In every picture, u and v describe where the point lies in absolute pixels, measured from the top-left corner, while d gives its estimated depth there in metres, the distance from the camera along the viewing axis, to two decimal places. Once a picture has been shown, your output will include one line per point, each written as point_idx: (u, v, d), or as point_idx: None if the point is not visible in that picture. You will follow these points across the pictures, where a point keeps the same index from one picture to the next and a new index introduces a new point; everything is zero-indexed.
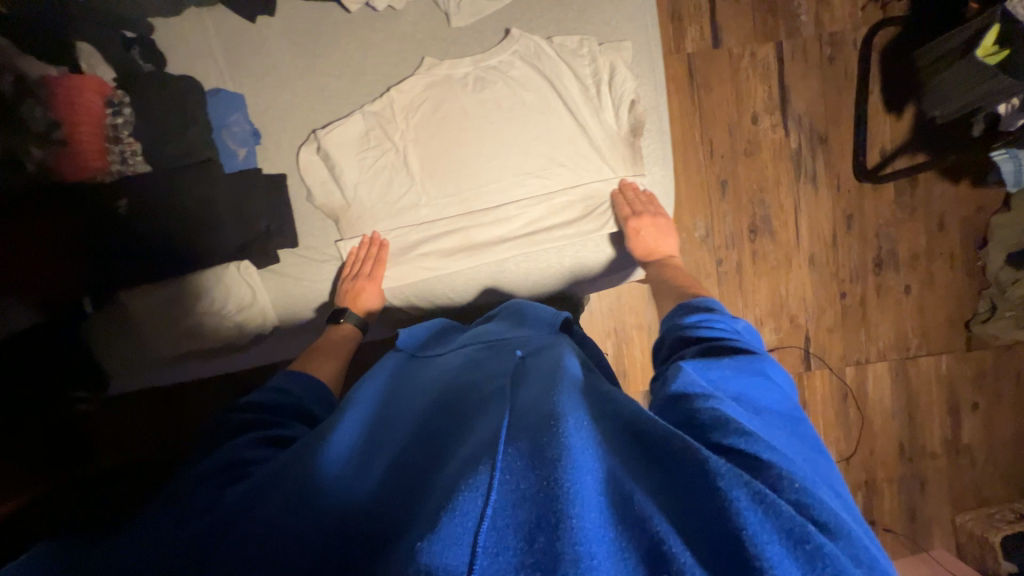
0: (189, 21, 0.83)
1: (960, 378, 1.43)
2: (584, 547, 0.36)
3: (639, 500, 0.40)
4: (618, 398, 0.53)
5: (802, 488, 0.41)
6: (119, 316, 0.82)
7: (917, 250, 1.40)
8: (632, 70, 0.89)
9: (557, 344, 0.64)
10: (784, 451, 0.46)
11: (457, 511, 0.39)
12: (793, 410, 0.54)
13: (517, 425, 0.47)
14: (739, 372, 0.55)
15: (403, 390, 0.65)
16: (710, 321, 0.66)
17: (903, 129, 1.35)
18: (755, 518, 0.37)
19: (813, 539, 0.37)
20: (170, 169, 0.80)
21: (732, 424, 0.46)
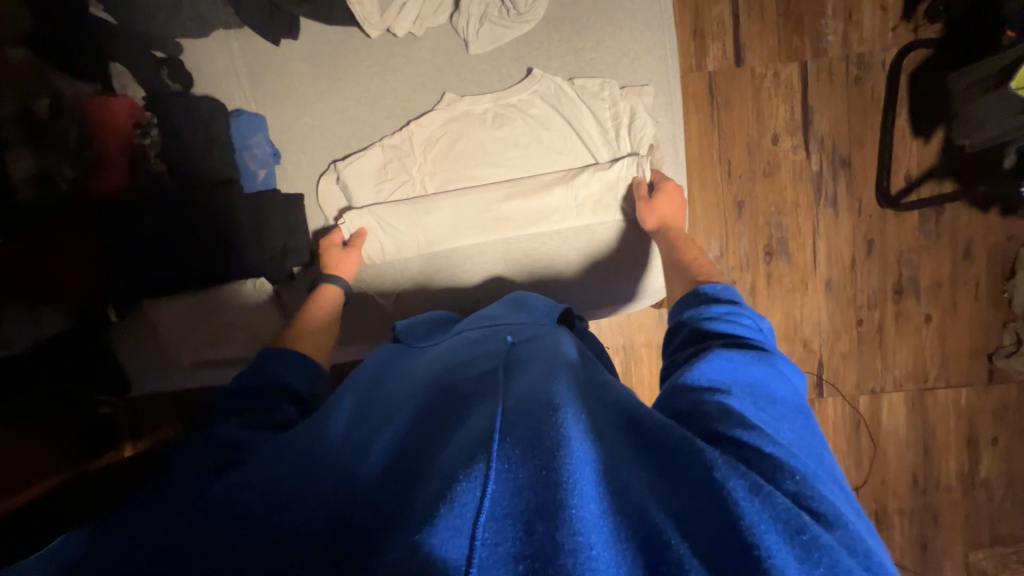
0: (217, 42, 0.86)
1: (980, 412, 1.39)
2: (584, 537, 0.35)
3: (635, 492, 0.40)
4: (615, 394, 0.53)
5: (802, 481, 0.42)
6: (140, 323, 0.88)
7: (940, 278, 1.36)
8: (651, 115, 0.89)
9: (551, 338, 0.64)
10: (789, 446, 0.46)
11: (456, 502, 0.38)
12: (802, 404, 0.54)
13: (514, 413, 0.46)
14: (756, 363, 0.55)
15: (395, 377, 0.65)
16: (733, 314, 0.65)
17: (930, 155, 1.31)
18: (751, 507, 0.39)
19: (809, 530, 0.37)
20: (191, 185, 0.83)
21: (736, 416, 0.47)
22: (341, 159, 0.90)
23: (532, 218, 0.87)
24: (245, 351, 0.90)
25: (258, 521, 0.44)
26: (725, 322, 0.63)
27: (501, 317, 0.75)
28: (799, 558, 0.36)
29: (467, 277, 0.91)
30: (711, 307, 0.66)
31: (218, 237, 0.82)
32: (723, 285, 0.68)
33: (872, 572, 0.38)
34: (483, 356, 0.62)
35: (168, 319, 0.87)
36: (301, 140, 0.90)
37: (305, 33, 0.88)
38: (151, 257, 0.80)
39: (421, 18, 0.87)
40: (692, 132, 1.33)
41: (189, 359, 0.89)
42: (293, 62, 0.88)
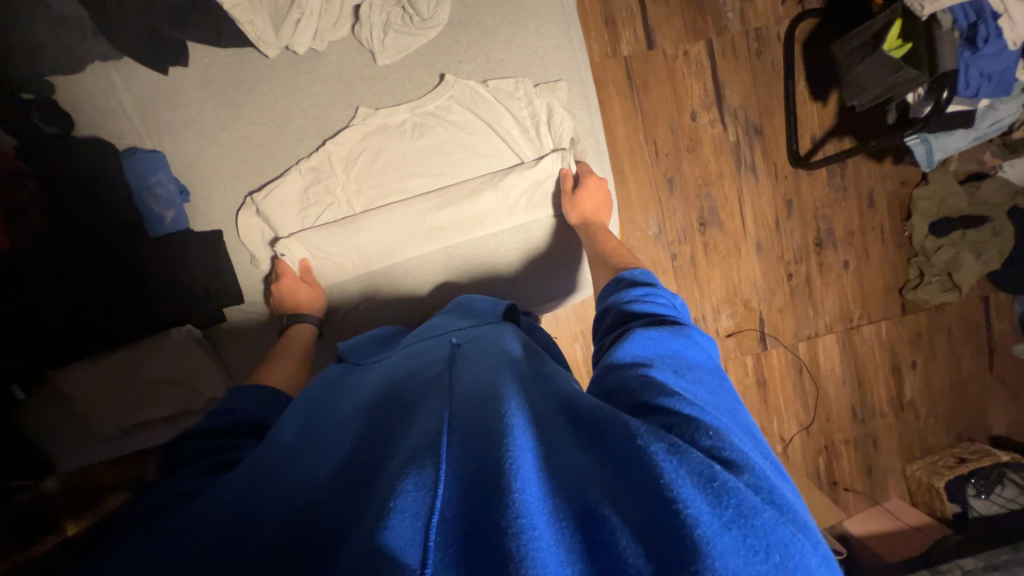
0: (95, 76, 0.80)
1: (899, 341, 1.55)
2: (526, 519, 0.38)
3: (574, 469, 0.44)
4: (554, 381, 0.57)
5: (715, 435, 0.46)
6: (50, 397, 0.79)
7: (851, 227, 1.49)
8: (568, 110, 0.91)
9: (494, 339, 0.67)
10: (705, 405, 0.50)
11: (400, 509, 0.40)
12: (716, 368, 0.58)
13: (458, 417, 0.50)
14: (674, 335, 0.59)
15: (340, 399, 0.65)
16: (651, 295, 0.68)
17: (829, 116, 1.43)
18: (671, 465, 0.42)
19: (719, 477, 0.41)
20: (95, 238, 0.78)
21: (657, 386, 0.51)
22: (257, 190, 0.85)
23: (467, 224, 0.87)
24: (184, 406, 0.84)
25: (197, 555, 0.41)
26: (645, 302, 0.66)
27: (446, 325, 0.77)
28: (711, 504, 0.39)
29: (410, 292, 0.90)
30: (631, 290, 0.69)
31: (147, 294, 0.80)
32: (641, 269, 0.72)
33: (775, 505, 0.42)
34: (428, 364, 0.64)
35: (89, 387, 0.80)
36: (212, 172, 0.85)
37: (194, 59, 0.83)
38: (79, 326, 0.77)
39: (320, 33, 0.84)
40: (617, 117, 1.37)
41: (119, 425, 0.82)
42: (185, 93, 0.84)
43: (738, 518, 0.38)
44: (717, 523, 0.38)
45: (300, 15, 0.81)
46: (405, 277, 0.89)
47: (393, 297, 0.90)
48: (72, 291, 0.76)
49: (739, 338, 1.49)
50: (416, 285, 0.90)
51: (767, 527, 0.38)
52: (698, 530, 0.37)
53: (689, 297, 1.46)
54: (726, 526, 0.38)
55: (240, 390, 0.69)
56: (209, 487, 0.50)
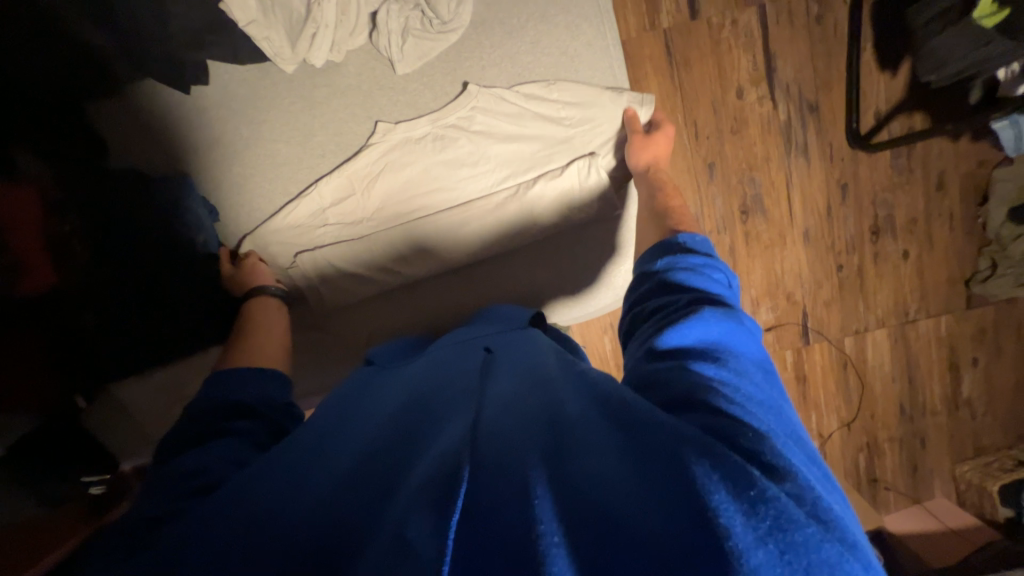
0: (131, 100, 0.83)
1: (959, 337, 1.43)
2: (545, 527, 0.38)
3: (605, 471, 0.42)
4: (588, 377, 0.56)
5: (756, 437, 0.43)
6: (114, 403, 0.87)
7: (914, 213, 1.35)
8: (604, 115, 0.86)
9: (526, 343, 0.67)
10: (748, 404, 0.47)
11: (423, 509, 0.40)
12: (764, 356, 0.55)
13: (487, 423, 0.49)
14: (725, 318, 0.55)
15: (373, 393, 0.66)
16: (707, 268, 0.64)
17: (898, 89, 1.27)
18: (702, 471, 0.39)
19: (758, 486, 0.38)
20: (134, 258, 0.80)
21: (696, 380, 0.48)
22: (280, 212, 0.86)
23: (490, 237, 0.84)
24: None
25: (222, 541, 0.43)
26: (698, 275, 0.62)
27: (475, 330, 0.77)
28: (746, 515, 0.36)
29: (439, 303, 0.90)
30: (688, 258, 0.64)
31: (183, 313, 0.83)
32: (701, 235, 0.65)
33: (820, 520, 0.38)
34: (460, 369, 0.63)
35: (143, 394, 0.87)
36: (238, 190, 0.87)
37: (215, 76, 0.84)
38: (126, 342, 0.82)
39: (337, 44, 0.81)
40: (653, 97, 1.27)
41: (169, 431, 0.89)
42: (212, 112, 0.85)
43: (775, 532, 0.36)
44: (752, 536, 0.35)
45: (316, 28, 0.78)
46: (429, 287, 0.89)
47: (420, 308, 0.90)
48: (116, 310, 0.80)
49: (779, 333, 1.42)
50: (442, 297, 0.89)
51: (809, 545, 0.35)
52: (731, 542, 0.35)
53: None
54: (762, 541, 0.35)
55: (224, 373, 0.67)
56: (242, 471, 0.52)
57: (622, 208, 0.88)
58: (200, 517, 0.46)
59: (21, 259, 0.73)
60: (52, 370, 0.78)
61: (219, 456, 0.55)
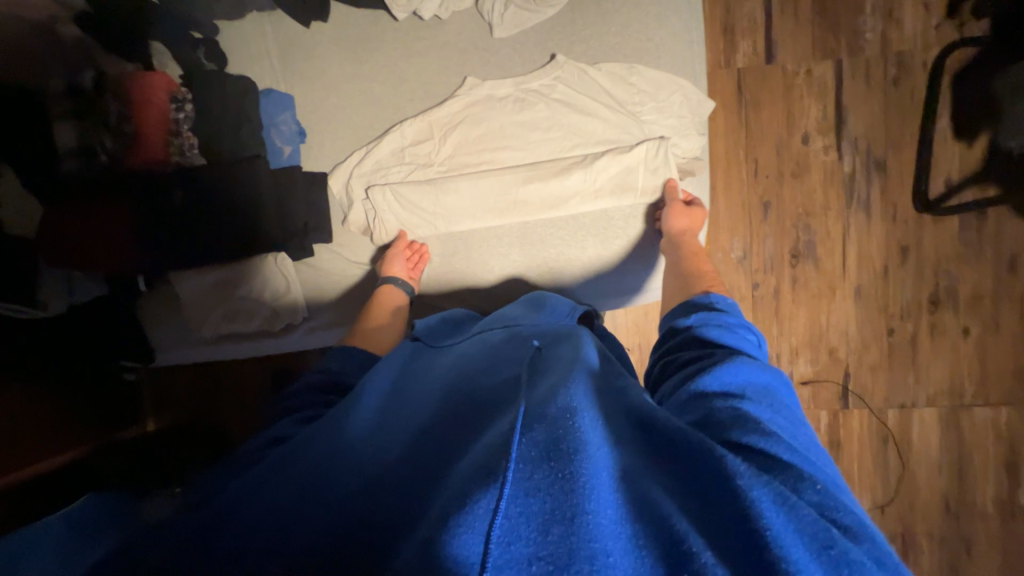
0: (251, 26, 0.86)
1: (1021, 435, 1.31)
2: (599, 544, 0.34)
3: (657, 500, 0.38)
4: (631, 395, 0.51)
5: (824, 490, 0.40)
6: (169, 293, 0.91)
7: (980, 290, 1.29)
8: (688, 107, 0.83)
9: (574, 337, 0.63)
10: (807, 454, 0.45)
11: (473, 504, 0.36)
12: (797, 412, 0.51)
13: (531, 414, 0.45)
14: (761, 368, 0.54)
15: (413, 380, 0.65)
16: (739, 328, 0.62)
17: (972, 160, 1.25)
18: (777, 519, 0.35)
19: (837, 545, 0.35)
20: (226, 162, 0.81)
21: (751, 423, 0.45)
22: (362, 148, 0.86)
23: (548, 204, 0.82)
24: (265, 326, 0.88)
25: (268, 521, 0.43)
26: (731, 333, 0.60)
27: (517, 317, 0.74)
28: (827, 574, 0.33)
29: (491, 262, 0.86)
30: (721, 317, 0.63)
31: (245, 220, 0.81)
32: (730, 297, 0.65)
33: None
34: (505, 360, 0.61)
35: (190, 288, 0.85)
36: (325, 121, 0.88)
37: (334, 19, 0.87)
38: (187, 242, 0.81)
39: (446, 2, 0.83)
40: (718, 129, 1.30)
41: (210, 331, 0.87)
42: (320, 48, 0.87)
43: None
44: None
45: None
46: (485, 247, 0.86)
47: (477, 265, 0.87)
48: (192, 210, 0.80)
49: (815, 389, 1.34)
50: (496, 253, 0.86)
51: None
52: None
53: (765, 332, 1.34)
54: None
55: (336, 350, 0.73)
56: (292, 443, 0.53)
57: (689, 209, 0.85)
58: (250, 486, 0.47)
59: (139, 135, 0.78)
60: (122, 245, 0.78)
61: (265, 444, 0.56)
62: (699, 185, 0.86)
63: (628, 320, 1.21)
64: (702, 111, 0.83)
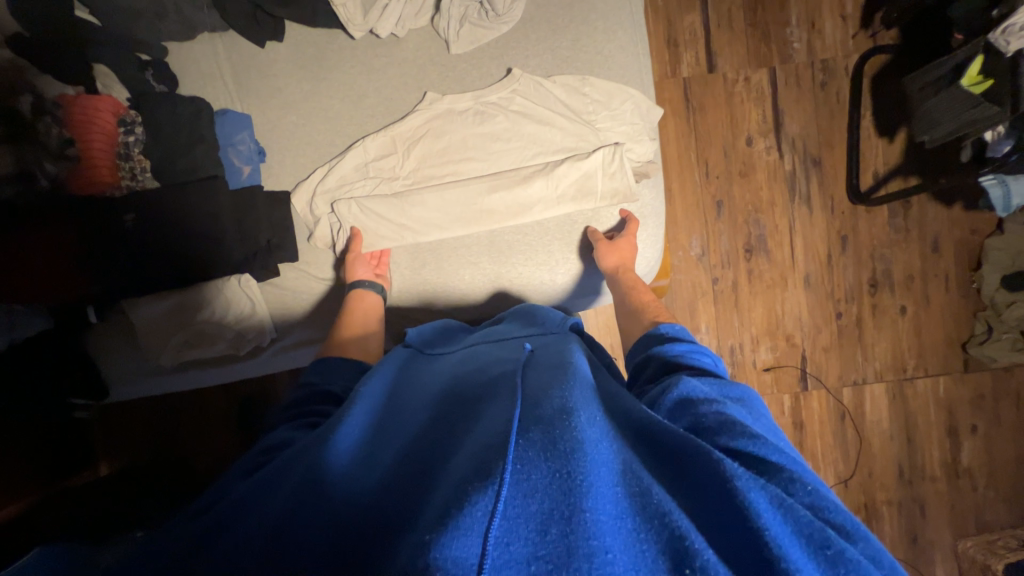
0: (202, 46, 0.85)
1: (958, 401, 1.43)
2: (598, 541, 0.35)
3: (657, 493, 0.40)
4: (623, 398, 0.53)
5: (815, 491, 0.42)
6: (123, 323, 0.85)
7: (912, 271, 1.41)
8: (639, 114, 0.88)
9: (568, 340, 0.65)
10: (790, 455, 0.47)
11: (471, 503, 0.37)
12: (770, 423, 0.53)
13: (529, 416, 0.47)
14: (724, 389, 0.55)
15: (409, 387, 0.65)
16: (693, 354, 0.63)
17: (894, 154, 1.38)
18: (772, 519, 0.37)
19: (834, 545, 0.36)
20: (177, 184, 0.79)
21: (737, 427, 0.47)
22: (324, 165, 0.86)
23: (514, 211, 0.84)
24: (230, 350, 0.84)
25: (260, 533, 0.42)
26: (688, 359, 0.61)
27: (509, 330, 0.75)
28: (822, 572, 0.35)
29: (463, 271, 0.87)
30: (673, 345, 0.64)
31: (205, 239, 0.79)
32: (680, 325, 0.67)
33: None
34: (499, 364, 0.62)
35: (145, 316, 0.80)
36: (283, 140, 0.87)
37: (288, 37, 0.86)
38: (139, 268, 0.76)
39: (403, 20, 0.85)
40: (669, 135, 1.38)
41: (169, 360, 0.82)
42: (275, 66, 0.86)
43: None
44: None
45: (389, 1, 0.82)
46: (456, 257, 0.87)
47: (449, 274, 0.87)
48: (141, 235, 0.75)
49: (777, 374, 1.42)
50: (467, 263, 0.87)
51: None
52: None
53: (727, 323, 1.41)
54: None
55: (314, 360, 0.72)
56: (295, 447, 0.53)
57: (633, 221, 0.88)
58: (237, 501, 0.47)
59: (86, 159, 0.75)
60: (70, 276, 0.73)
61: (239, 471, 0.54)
62: (655, 186, 0.89)
63: (598, 320, 1.24)
64: (652, 117, 0.88)
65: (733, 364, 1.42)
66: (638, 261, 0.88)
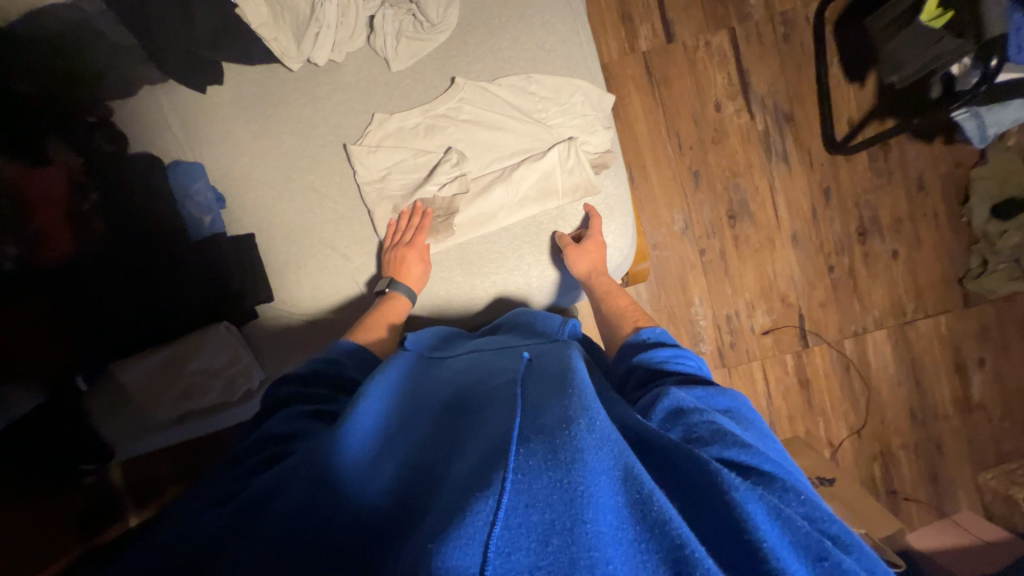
0: (143, 98, 0.84)
1: (963, 336, 1.42)
2: (600, 553, 0.36)
3: (659, 500, 0.40)
4: (618, 407, 0.54)
5: (809, 501, 0.43)
6: (110, 388, 0.82)
7: (900, 213, 1.39)
8: (590, 105, 0.86)
9: (565, 348, 0.65)
10: (783, 464, 0.49)
11: (472, 511, 0.38)
12: (761, 429, 0.54)
13: (530, 424, 0.47)
14: (716, 395, 0.57)
15: (413, 387, 0.64)
16: (678, 357, 0.65)
17: (867, 98, 1.35)
18: (767, 525, 0.39)
19: (830, 556, 0.38)
20: (140, 242, 0.80)
21: (730, 435, 0.49)
22: (285, 202, 0.86)
23: (478, 222, 0.84)
24: (224, 397, 0.85)
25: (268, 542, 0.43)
26: (675, 364, 0.63)
27: (506, 339, 0.74)
28: None
29: (439, 288, 0.87)
30: (659, 349, 0.66)
31: (179, 291, 0.81)
32: (662, 328, 0.69)
33: None
34: (498, 371, 0.61)
35: (134, 375, 0.81)
36: (242, 181, 0.86)
37: (229, 78, 0.86)
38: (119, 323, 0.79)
39: (338, 45, 0.83)
40: (636, 113, 1.36)
41: (167, 414, 0.83)
42: (222, 109, 0.86)
43: None
44: None
45: (319, 29, 0.81)
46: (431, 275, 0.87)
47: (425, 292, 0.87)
48: (117, 298, 0.78)
49: (777, 335, 1.41)
50: (441, 279, 0.87)
51: None
52: None
53: (720, 292, 1.40)
54: None
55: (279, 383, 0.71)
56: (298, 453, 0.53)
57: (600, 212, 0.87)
58: (255, 499, 0.49)
59: (44, 231, 0.74)
60: (55, 346, 0.75)
61: (239, 477, 0.55)
62: (617, 175, 0.88)
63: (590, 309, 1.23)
64: (603, 106, 0.87)
65: (732, 332, 1.41)
66: (611, 253, 0.88)
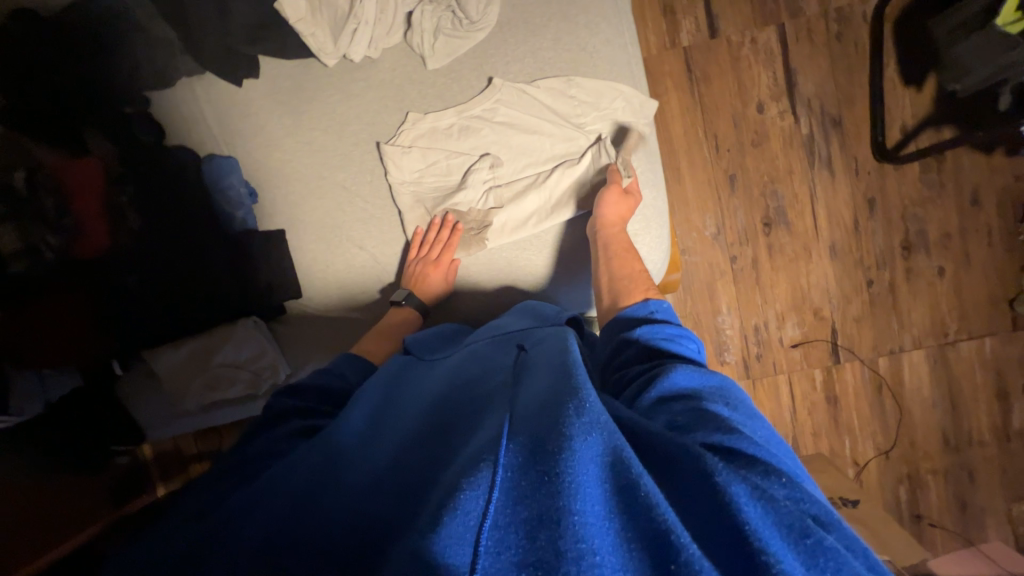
0: (181, 92, 0.84)
1: (1007, 362, 1.35)
2: (587, 544, 0.33)
3: (647, 485, 0.37)
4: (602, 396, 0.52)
5: (788, 482, 0.41)
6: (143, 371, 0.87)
7: (949, 229, 1.31)
8: (632, 110, 0.83)
9: (558, 334, 0.62)
10: (766, 445, 0.46)
11: (458, 510, 0.36)
12: (747, 405, 0.52)
13: (520, 418, 0.45)
14: (705, 378, 0.54)
15: (408, 388, 0.64)
16: (681, 337, 0.64)
17: (923, 103, 1.27)
18: (756, 512, 0.36)
19: (813, 534, 0.35)
20: (172, 236, 0.80)
21: (714, 420, 0.47)
22: (315, 199, 0.86)
23: (509, 228, 0.83)
24: (247, 391, 0.86)
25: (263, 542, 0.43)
26: (676, 344, 0.62)
27: (504, 325, 0.72)
28: (805, 565, 0.34)
29: (463, 293, 0.87)
30: (663, 327, 0.64)
31: (207, 284, 0.81)
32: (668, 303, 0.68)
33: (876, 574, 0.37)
34: (493, 367, 0.61)
35: (163, 365, 0.82)
36: (274, 175, 0.87)
37: (265, 71, 0.85)
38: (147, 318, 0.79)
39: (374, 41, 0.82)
40: (674, 112, 1.30)
41: (192, 403, 0.85)
42: (258, 102, 0.86)
43: None
44: None
45: (357, 25, 0.79)
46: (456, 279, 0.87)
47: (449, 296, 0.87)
48: (150, 293, 0.79)
49: (806, 349, 1.36)
50: (467, 284, 0.87)
51: None
52: None
53: (750, 302, 1.35)
54: None
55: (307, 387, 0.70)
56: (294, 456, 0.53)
57: (638, 223, 0.84)
58: (247, 500, 0.48)
59: (81, 222, 0.77)
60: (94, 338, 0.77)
61: (241, 483, 0.54)
62: (656, 184, 0.85)
63: None
64: (646, 112, 0.83)
65: (759, 343, 1.36)
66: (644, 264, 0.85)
